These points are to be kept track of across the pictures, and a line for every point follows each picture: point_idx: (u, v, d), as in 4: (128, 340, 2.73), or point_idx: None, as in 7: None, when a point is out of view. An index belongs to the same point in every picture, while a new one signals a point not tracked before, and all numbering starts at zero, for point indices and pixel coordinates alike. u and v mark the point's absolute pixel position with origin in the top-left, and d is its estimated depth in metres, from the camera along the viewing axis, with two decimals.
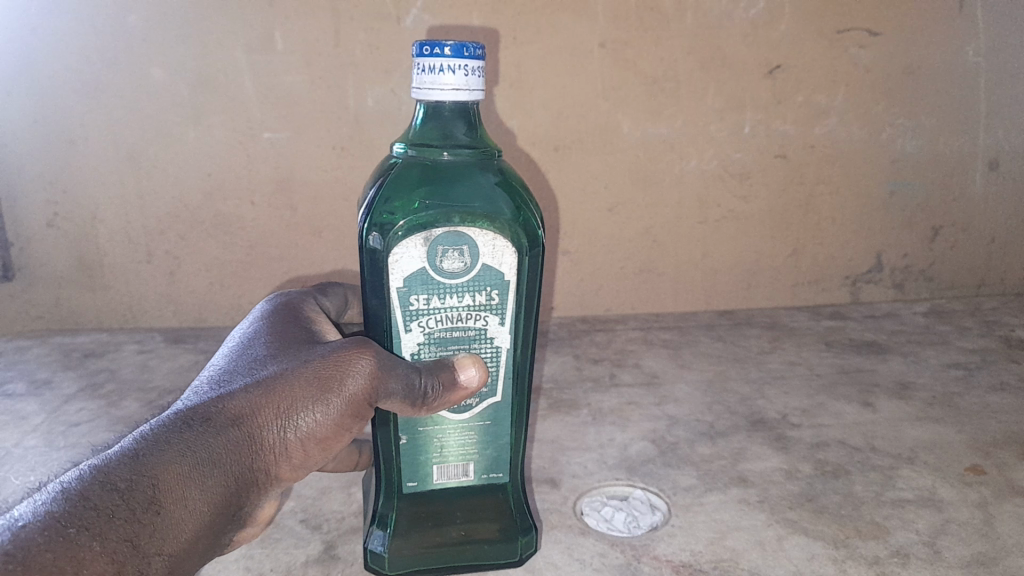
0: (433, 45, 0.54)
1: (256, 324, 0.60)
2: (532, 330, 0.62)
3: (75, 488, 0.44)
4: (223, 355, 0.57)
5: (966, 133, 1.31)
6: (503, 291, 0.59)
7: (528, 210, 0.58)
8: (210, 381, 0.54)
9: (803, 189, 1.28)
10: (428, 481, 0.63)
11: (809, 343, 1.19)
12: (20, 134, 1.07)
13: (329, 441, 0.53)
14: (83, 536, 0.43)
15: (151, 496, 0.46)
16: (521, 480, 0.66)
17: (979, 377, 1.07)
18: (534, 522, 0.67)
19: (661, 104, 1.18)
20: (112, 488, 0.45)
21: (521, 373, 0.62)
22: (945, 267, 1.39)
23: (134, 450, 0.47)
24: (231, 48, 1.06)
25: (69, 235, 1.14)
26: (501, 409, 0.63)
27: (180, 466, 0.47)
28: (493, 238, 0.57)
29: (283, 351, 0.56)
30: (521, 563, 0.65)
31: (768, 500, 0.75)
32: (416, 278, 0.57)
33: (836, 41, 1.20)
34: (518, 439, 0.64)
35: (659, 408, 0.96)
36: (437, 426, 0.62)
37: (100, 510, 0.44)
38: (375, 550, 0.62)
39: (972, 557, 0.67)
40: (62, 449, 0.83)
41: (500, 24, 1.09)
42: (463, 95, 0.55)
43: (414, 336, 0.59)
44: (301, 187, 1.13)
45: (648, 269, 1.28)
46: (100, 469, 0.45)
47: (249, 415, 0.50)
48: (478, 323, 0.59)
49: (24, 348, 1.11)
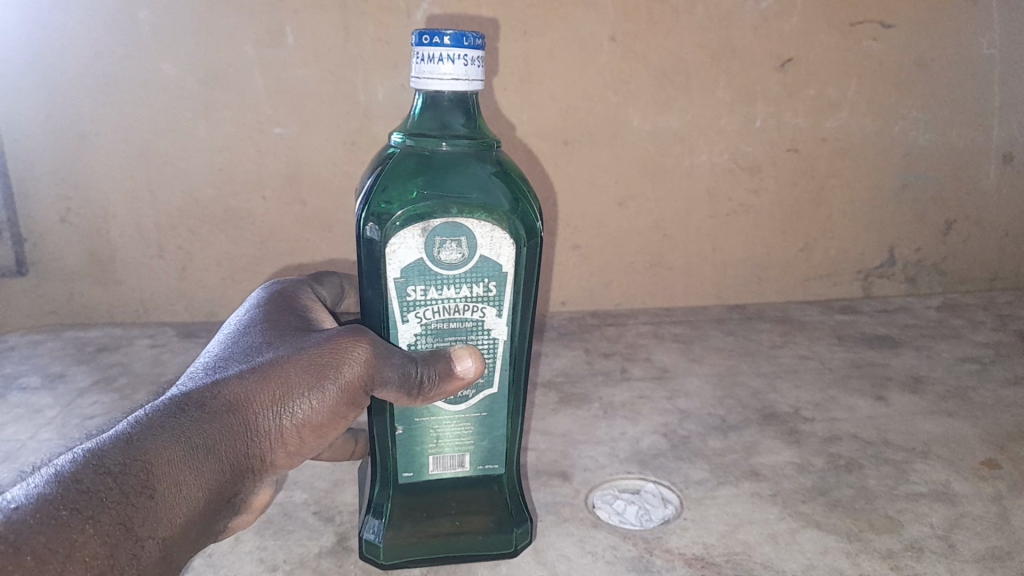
0: (432, 34, 0.54)
1: (251, 311, 0.60)
2: (529, 321, 0.62)
3: (67, 471, 0.44)
4: (218, 341, 0.57)
5: (979, 126, 1.30)
6: (500, 282, 0.59)
7: (526, 201, 0.58)
8: (205, 367, 0.54)
9: (814, 182, 1.28)
10: (423, 471, 0.63)
11: (821, 337, 1.18)
12: (32, 131, 1.08)
13: (324, 428, 0.53)
14: (76, 518, 0.43)
15: (144, 480, 0.45)
16: (516, 472, 0.66)
17: (994, 371, 1.06)
18: (528, 514, 0.67)
19: (672, 97, 1.17)
20: (104, 472, 0.45)
21: (517, 364, 0.62)
22: (958, 260, 1.38)
23: (128, 434, 0.47)
24: (241, 43, 1.06)
25: (81, 230, 1.14)
26: (497, 401, 0.63)
27: (174, 451, 0.47)
28: (491, 230, 0.57)
29: (278, 339, 0.56)
30: (514, 554, 0.65)
31: (781, 493, 0.75)
32: (413, 268, 0.57)
33: (847, 33, 1.20)
34: (513, 430, 0.64)
35: (670, 402, 0.95)
36: (432, 417, 0.62)
37: (91, 493, 0.44)
38: (370, 539, 0.63)
39: (987, 550, 0.67)
40: (74, 442, 0.83)
41: (510, 18, 1.09)
42: (462, 85, 0.55)
43: (411, 327, 0.58)
44: (311, 181, 1.14)
45: (659, 263, 1.28)
46: (93, 452, 0.45)
47: (244, 401, 0.50)
48: (475, 314, 0.59)
49: (37, 342, 1.12)
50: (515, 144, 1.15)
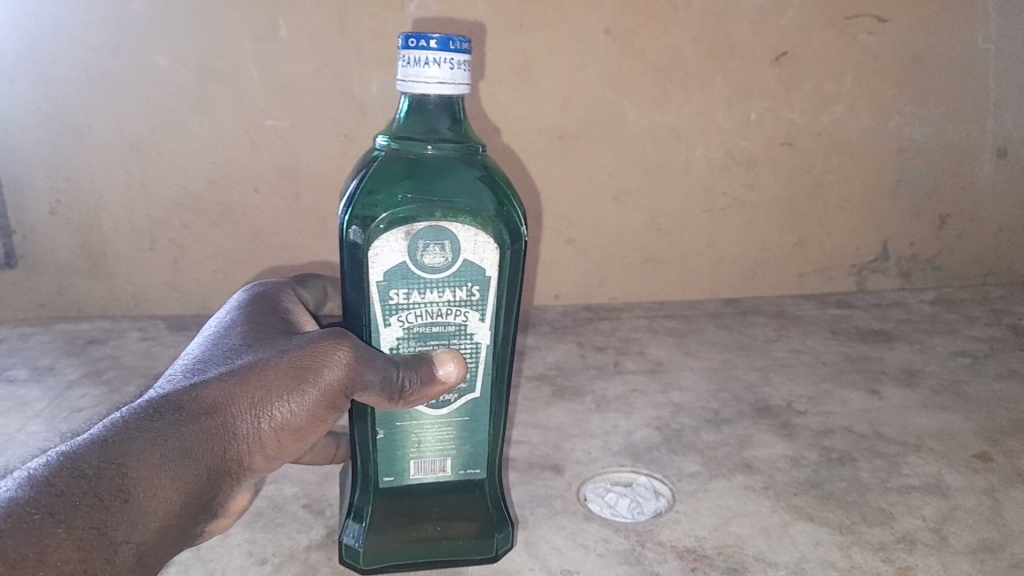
0: (418, 38, 0.53)
1: (232, 313, 0.59)
2: (512, 326, 0.61)
3: (41, 475, 0.43)
4: (198, 344, 0.56)
5: (974, 121, 1.30)
6: (484, 287, 0.58)
7: (511, 206, 0.58)
8: (184, 371, 0.53)
9: (809, 177, 1.27)
10: (404, 476, 0.62)
11: (815, 331, 1.18)
12: (23, 122, 1.07)
13: (303, 432, 0.52)
14: (48, 522, 0.41)
15: (119, 484, 0.44)
16: (498, 477, 0.65)
17: (987, 365, 1.06)
18: (510, 518, 0.66)
19: (667, 91, 1.17)
20: (79, 476, 0.43)
21: (500, 369, 0.61)
22: (952, 255, 1.38)
23: (104, 438, 0.46)
24: (235, 36, 1.05)
25: (73, 223, 1.13)
26: (480, 405, 0.62)
27: (151, 454, 0.46)
28: (475, 234, 0.56)
29: (259, 342, 0.55)
30: (497, 559, 0.64)
31: (774, 486, 0.75)
32: (396, 272, 0.56)
33: (843, 28, 1.19)
34: (496, 435, 0.63)
35: (664, 396, 0.95)
36: (414, 421, 0.61)
37: (65, 497, 0.42)
38: (351, 544, 0.62)
39: (979, 543, 0.67)
40: (64, 434, 0.83)
41: (506, 11, 1.09)
42: (448, 89, 0.54)
43: (393, 331, 0.58)
44: (304, 175, 1.13)
45: (653, 258, 1.27)
46: (68, 456, 0.44)
47: (222, 405, 0.49)
48: (458, 319, 0.59)
49: (28, 335, 1.11)
50: (509, 138, 1.15)
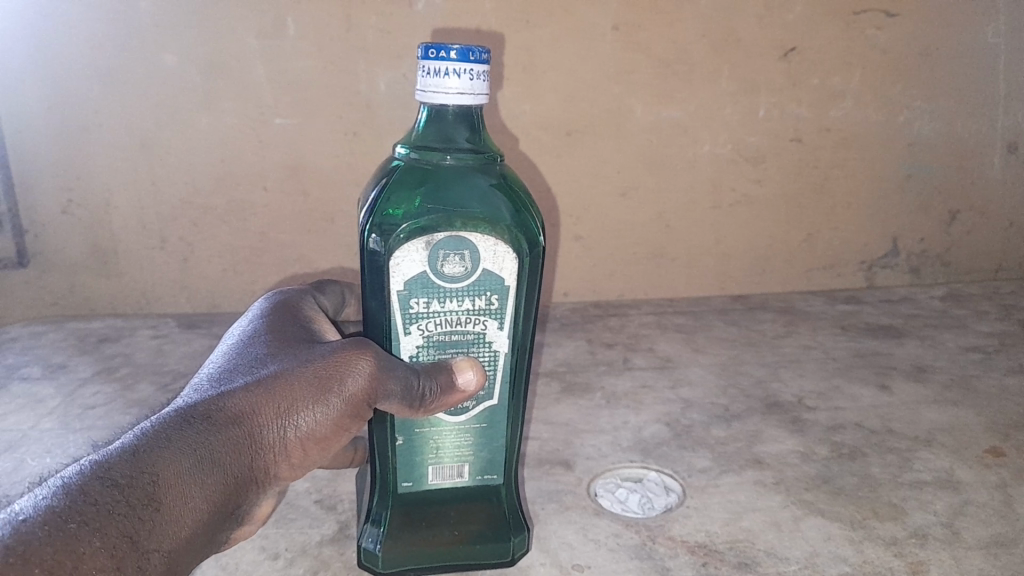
0: (439, 49, 0.53)
1: (255, 321, 0.59)
2: (530, 333, 0.61)
3: (75, 482, 0.43)
4: (222, 352, 0.56)
5: (984, 116, 1.29)
6: (503, 296, 0.58)
7: (529, 215, 0.58)
8: (209, 378, 0.53)
9: (817, 172, 1.27)
10: (422, 481, 0.62)
11: (825, 327, 1.18)
12: (34, 121, 1.07)
13: (328, 441, 0.52)
14: (84, 531, 0.42)
15: (150, 492, 0.45)
16: (515, 482, 0.65)
17: (997, 360, 1.06)
18: (526, 523, 0.66)
19: (674, 88, 1.17)
20: (111, 484, 0.44)
21: (517, 376, 0.62)
22: (962, 251, 1.38)
23: (135, 447, 0.46)
24: (242, 34, 1.06)
25: (83, 221, 1.14)
26: (497, 412, 0.62)
27: (180, 464, 0.46)
28: (494, 244, 0.56)
29: (283, 350, 0.55)
30: (513, 563, 0.64)
31: (784, 481, 0.75)
32: (417, 281, 0.56)
33: (851, 24, 1.19)
34: (513, 441, 0.63)
35: (673, 392, 0.95)
36: (433, 427, 0.61)
37: (99, 505, 0.43)
38: (369, 548, 0.62)
39: (991, 537, 0.67)
40: (77, 432, 0.84)
41: (512, 7, 1.08)
42: (468, 99, 0.54)
43: (413, 339, 0.58)
44: (313, 171, 1.13)
45: (661, 255, 1.27)
46: (101, 464, 0.45)
47: (249, 414, 0.49)
48: (477, 327, 0.59)
49: (39, 333, 1.12)
50: (516, 135, 1.15)
